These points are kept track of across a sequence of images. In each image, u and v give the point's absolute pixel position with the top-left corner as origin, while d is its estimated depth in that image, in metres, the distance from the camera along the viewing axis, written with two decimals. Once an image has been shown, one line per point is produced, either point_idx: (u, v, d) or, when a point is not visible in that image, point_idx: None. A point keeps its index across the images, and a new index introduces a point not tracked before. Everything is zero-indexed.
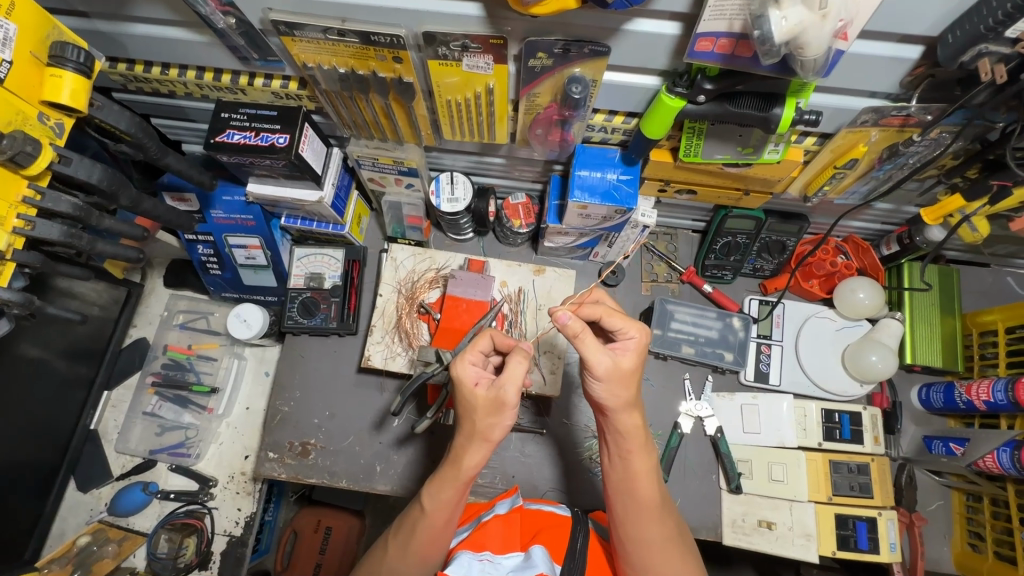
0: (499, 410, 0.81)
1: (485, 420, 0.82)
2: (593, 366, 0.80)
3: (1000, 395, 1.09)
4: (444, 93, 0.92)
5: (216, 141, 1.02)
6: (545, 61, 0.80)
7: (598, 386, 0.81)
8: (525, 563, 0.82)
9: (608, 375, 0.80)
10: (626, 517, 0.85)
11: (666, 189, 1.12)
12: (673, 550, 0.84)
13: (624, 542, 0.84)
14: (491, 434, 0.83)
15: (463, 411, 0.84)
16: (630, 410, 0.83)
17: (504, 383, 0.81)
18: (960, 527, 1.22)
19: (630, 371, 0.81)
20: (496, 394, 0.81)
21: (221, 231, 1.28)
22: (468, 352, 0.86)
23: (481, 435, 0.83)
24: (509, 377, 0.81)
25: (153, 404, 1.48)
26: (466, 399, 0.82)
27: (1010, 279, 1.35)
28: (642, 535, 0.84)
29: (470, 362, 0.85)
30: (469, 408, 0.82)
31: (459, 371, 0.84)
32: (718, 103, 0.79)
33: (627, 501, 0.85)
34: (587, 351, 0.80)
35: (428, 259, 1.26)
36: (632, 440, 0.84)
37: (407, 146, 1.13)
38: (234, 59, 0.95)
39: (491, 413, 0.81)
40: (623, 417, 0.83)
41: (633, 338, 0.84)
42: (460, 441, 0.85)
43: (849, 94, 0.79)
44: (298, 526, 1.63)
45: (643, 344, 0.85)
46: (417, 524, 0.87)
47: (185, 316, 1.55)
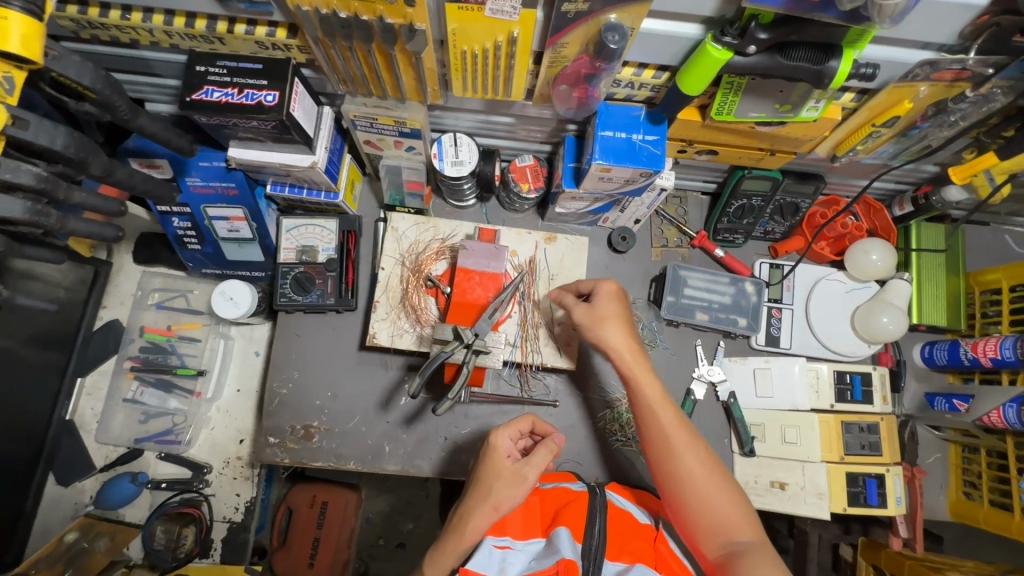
0: (518, 485, 0.86)
1: (499, 488, 0.85)
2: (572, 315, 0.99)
3: (1007, 352, 1.11)
4: (460, 42, 0.82)
5: (193, 100, 0.90)
6: (581, 6, 0.72)
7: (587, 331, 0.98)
8: (548, 548, 0.81)
9: (588, 319, 0.97)
10: (657, 452, 0.89)
11: (687, 149, 1.07)
12: (714, 482, 0.85)
13: (661, 478, 0.88)
14: (501, 504, 0.84)
15: (486, 474, 0.88)
16: (629, 347, 0.94)
17: (531, 464, 0.88)
18: (956, 476, 1.27)
19: (606, 313, 0.97)
20: (521, 472, 0.87)
21: (200, 201, 1.16)
22: (507, 426, 0.94)
23: (493, 502, 0.84)
24: (538, 460, 0.88)
25: (133, 391, 1.38)
26: (498, 463, 0.89)
27: (1008, 237, 1.37)
28: (674, 466, 0.86)
29: (508, 435, 0.92)
30: (492, 474, 0.87)
31: (496, 439, 0.91)
32: (768, 55, 0.72)
33: (652, 437, 0.89)
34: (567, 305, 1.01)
35: (432, 229, 1.18)
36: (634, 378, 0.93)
37: (410, 105, 1.02)
38: (212, 1, 0.81)
39: (509, 484, 0.86)
40: (620, 356, 0.94)
41: (600, 289, 0.99)
42: (471, 507, 0.86)
43: (905, 45, 0.73)
44: (293, 503, 1.50)
45: (616, 293, 0.99)
46: (452, 546, 0.85)
47: (161, 295, 1.42)
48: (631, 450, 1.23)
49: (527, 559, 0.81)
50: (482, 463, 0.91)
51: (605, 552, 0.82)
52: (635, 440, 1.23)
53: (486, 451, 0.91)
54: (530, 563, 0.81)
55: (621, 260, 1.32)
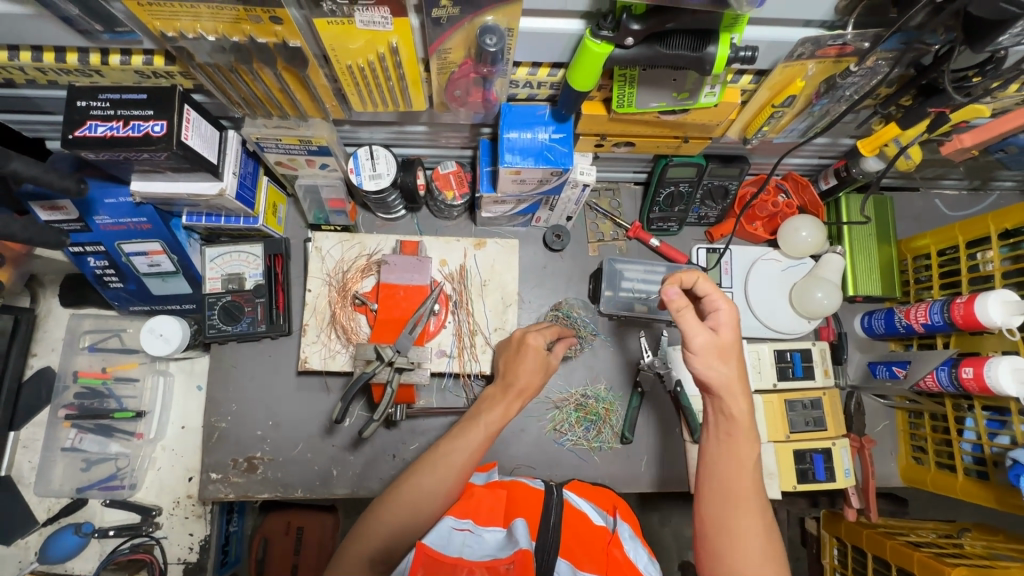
0: (543, 372, 1.01)
1: (512, 401, 0.96)
2: (691, 340, 0.82)
3: (936, 316, 1.13)
4: (342, 57, 0.79)
5: (75, 137, 0.86)
6: (451, 10, 0.70)
7: (694, 362, 0.84)
8: (507, 539, 0.80)
9: (707, 350, 0.82)
10: (718, 500, 0.83)
11: (604, 143, 1.04)
12: (761, 540, 0.80)
13: (705, 525, 0.83)
14: (529, 389, 0.99)
15: (518, 364, 1.00)
16: (738, 389, 0.84)
17: (557, 355, 1.04)
18: (904, 442, 1.29)
19: (729, 347, 0.84)
20: (550, 358, 1.03)
21: (112, 238, 1.10)
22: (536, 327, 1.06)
23: (522, 389, 0.97)
24: (559, 351, 1.05)
25: (72, 439, 1.32)
26: (500, 402, 0.96)
27: (938, 201, 1.38)
28: (735, 526, 0.81)
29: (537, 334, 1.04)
30: (524, 361, 1.00)
31: (528, 334, 1.03)
32: (648, 45, 0.71)
33: (720, 485, 0.84)
34: (686, 327, 0.82)
35: (358, 245, 1.15)
36: (737, 423, 0.84)
37: (313, 122, 0.99)
38: (75, 34, 0.78)
39: (536, 372, 0.99)
40: (732, 399, 0.84)
41: (723, 312, 0.83)
42: (503, 393, 0.97)
43: (784, 25, 0.73)
44: (268, 531, 1.47)
45: (733, 322, 0.84)
46: (443, 473, 0.87)
47: (93, 337, 1.37)
48: (583, 448, 1.22)
49: (488, 547, 0.80)
50: (514, 354, 1.02)
51: (558, 547, 0.82)
52: (586, 438, 1.22)
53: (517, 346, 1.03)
54: (490, 549, 0.80)
55: (558, 258, 1.31)
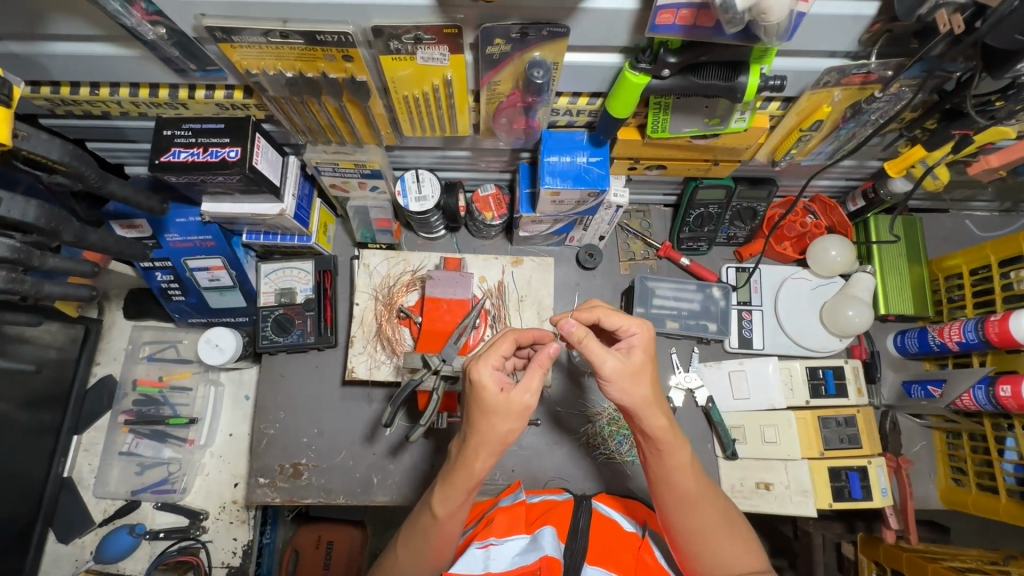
0: (520, 418, 0.75)
1: (479, 461, 0.76)
2: (600, 369, 0.78)
3: (971, 334, 1.14)
4: (401, 89, 0.88)
5: (161, 162, 0.96)
6: (503, 47, 0.78)
7: (610, 388, 0.79)
8: (532, 545, 0.80)
9: (619, 376, 0.78)
10: (672, 510, 0.83)
11: (636, 166, 1.10)
12: (725, 533, 0.83)
13: (674, 532, 0.84)
14: (507, 439, 0.76)
15: (477, 413, 0.76)
16: (654, 408, 0.79)
17: (529, 390, 0.75)
18: (943, 464, 1.27)
19: (640, 366, 0.79)
20: (520, 402, 0.75)
21: (180, 254, 1.20)
22: (488, 354, 0.78)
23: (497, 439, 0.76)
24: (534, 384, 0.76)
25: (129, 443, 1.41)
26: (460, 472, 0.78)
27: (968, 222, 1.40)
28: (694, 527, 0.83)
29: (490, 364, 0.77)
30: (487, 412, 0.75)
31: (478, 373, 0.75)
32: (683, 76, 0.78)
33: (670, 496, 0.83)
34: (592, 356, 0.78)
35: (403, 261, 1.22)
36: (662, 442, 0.80)
37: (368, 148, 1.08)
38: (170, 72, 0.88)
39: (512, 418, 0.75)
40: (646, 418, 0.79)
41: (636, 335, 0.81)
42: (466, 444, 0.77)
43: (810, 56, 0.79)
44: (299, 544, 1.50)
45: (648, 340, 0.82)
46: (423, 554, 0.83)
47: (152, 347, 1.47)
48: (615, 462, 1.24)
49: (511, 555, 0.80)
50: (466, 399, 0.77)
51: (586, 552, 0.83)
52: (619, 453, 1.23)
53: (469, 384, 0.77)
54: (514, 558, 0.80)
55: (590, 276, 1.36)
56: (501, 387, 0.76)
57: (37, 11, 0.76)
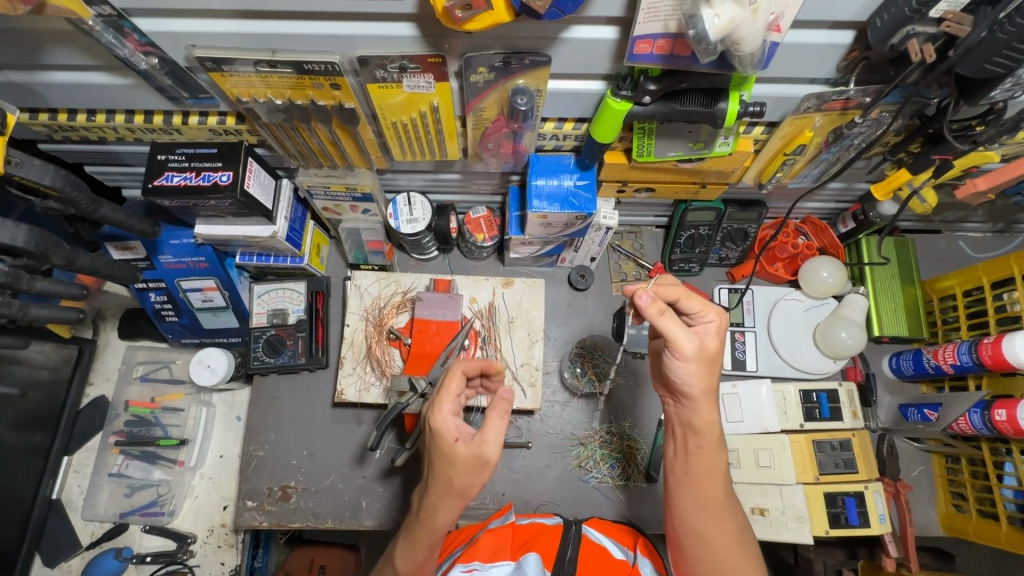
0: (479, 469, 0.72)
1: (440, 515, 0.74)
2: (679, 345, 0.77)
3: (965, 357, 1.12)
4: (389, 115, 0.89)
5: (154, 186, 0.97)
6: (487, 75, 0.79)
7: (680, 368, 0.79)
8: (517, 572, 0.79)
9: (695, 357, 0.78)
10: (689, 511, 0.82)
11: (625, 189, 1.11)
12: (735, 542, 0.81)
13: (682, 533, 0.82)
14: (466, 492, 0.73)
15: (437, 463, 0.74)
16: (707, 399, 0.81)
17: (487, 441, 0.72)
18: (943, 488, 1.25)
19: (712, 356, 0.79)
20: (478, 450, 0.72)
21: (173, 276, 1.21)
22: (445, 398, 0.77)
23: (456, 494, 0.73)
24: (493, 434, 0.73)
25: (119, 465, 1.40)
26: (425, 525, 0.76)
27: (962, 243, 1.39)
28: (702, 530, 0.81)
29: (449, 410, 0.76)
30: (445, 464, 0.73)
31: (435, 422, 0.75)
32: (663, 102, 0.79)
33: (690, 496, 0.82)
34: (673, 331, 0.77)
35: (394, 283, 1.23)
36: (704, 436, 0.81)
37: (359, 171, 1.10)
38: (164, 100, 0.90)
39: (470, 472, 0.72)
40: (701, 408, 0.81)
41: (714, 321, 0.80)
42: (427, 499, 0.76)
43: (790, 83, 0.80)
44: (290, 568, 1.47)
45: (721, 331, 0.82)
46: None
47: (146, 367, 1.47)
48: (608, 486, 1.22)
49: None
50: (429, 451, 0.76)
51: None
52: (610, 476, 1.22)
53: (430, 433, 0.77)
54: None
55: (583, 297, 1.36)
56: (457, 436, 0.74)
57: (33, 43, 0.78)
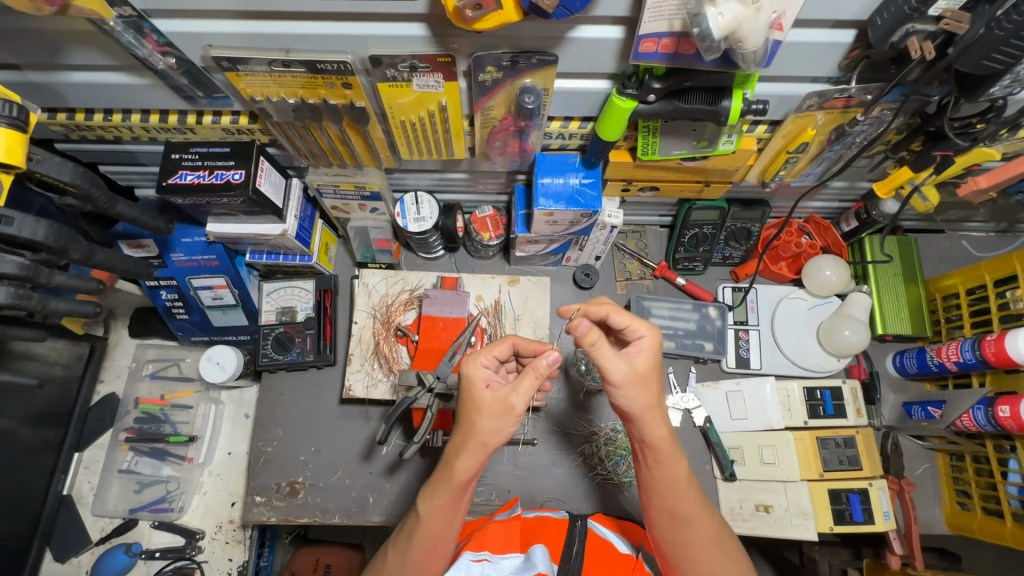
0: (505, 417, 0.75)
1: (460, 461, 0.76)
2: (608, 373, 0.76)
3: (968, 354, 1.13)
4: (398, 114, 0.91)
5: (168, 184, 0.98)
6: (495, 74, 0.81)
7: (614, 395, 0.77)
8: (525, 564, 0.80)
9: (627, 381, 0.76)
10: (665, 524, 0.81)
11: (629, 188, 1.13)
12: (712, 548, 0.80)
13: (665, 549, 0.82)
14: (489, 440, 0.76)
15: (465, 409, 0.77)
16: (655, 416, 0.78)
17: (518, 391, 0.76)
18: (947, 486, 1.25)
19: (648, 375, 0.77)
20: (508, 400, 0.75)
21: (184, 273, 1.23)
22: (482, 352, 0.80)
23: (479, 440, 0.75)
24: (524, 386, 0.76)
25: (129, 461, 1.42)
26: (444, 471, 0.78)
27: (965, 242, 1.40)
28: (683, 541, 0.80)
29: (482, 362, 0.79)
30: (472, 409, 0.76)
31: (468, 369, 0.78)
32: (668, 100, 0.81)
33: (666, 510, 0.81)
34: (601, 359, 0.76)
35: (401, 281, 1.25)
36: (660, 451, 0.79)
37: (368, 170, 1.12)
38: (179, 99, 0.93)
39: (495, 418, 0.75)
40: (647, 427, 0.78)
41: (644, 338, 0.79)
42: (451, 447, 0.78)
43: (792, 81, 0.82)
44: (296, 566, 1.47)
45: (655, 346, 0.80)
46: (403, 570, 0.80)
47: (156, 365, 1.49)
48: (613, 482, 1.23)
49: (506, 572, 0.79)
50: (458, 396, 0.78)
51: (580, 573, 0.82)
52: (617, 473, 1.22)
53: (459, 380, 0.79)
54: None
55: (588, 296, 1.38)
56: (488, 384, 0.77)
57: (55, 44, 0.80)
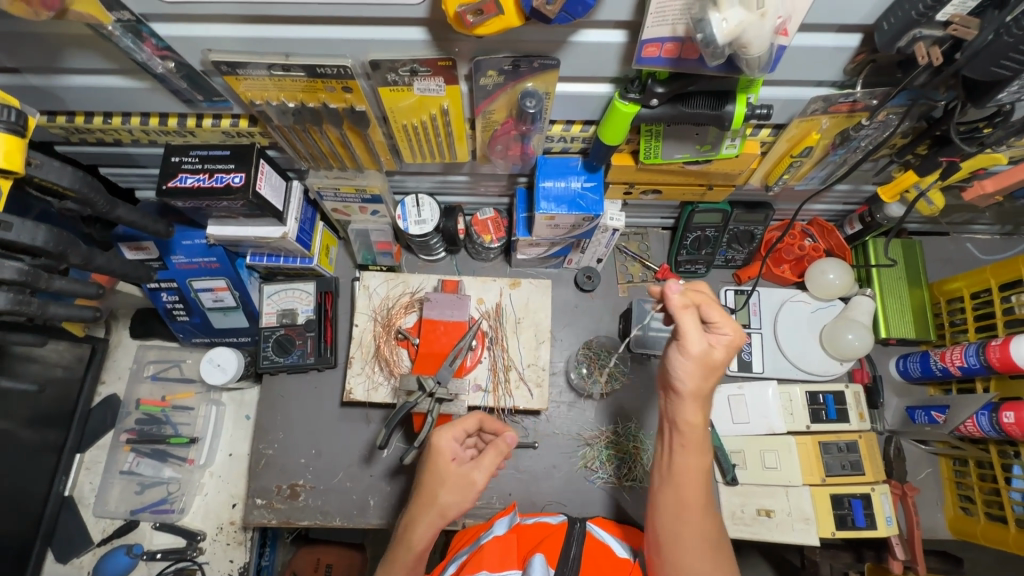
0: (465, 492, 0.82)
1: (419, 531, 0.81)
2: (686, 340, 0.77)
3: (972, 359, 1.12)
4: (399, 117, 0.90)
5: (168, 187, 0.98)
6: (496, 78, 0.80)
7: (678, 362, 0.78)
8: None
9: (696, 357, 0.77)
10: (668, 507, 0.80)
11: (631, 191, 1.12)
12: (708, 547, 0.79)
13: (659, 534, 0.80)
14: (448, 512, 0.82)
15: (429, 479, 0.83)
16: (699, 405, 0.79)
17: (480, 468, 0.84)
18: (950, 491, 1.24)
19: (714, 364, 0.78)
20: (469, 476, 0.83)
21: (185, 276, 1.22)
22: (451, 425, 0.87)
23: (439, 511, 0.81)
24: (486, 463, 0.84)
25: (130, 462, 1.42)
26: (403, 546, 0.82)
27: (970, 245, 1.39)
28: (679, 527, 0.79)
29: (451, 435, 0.86)
30: (437, 483, 0.82)
31: (438, 441, 0.85)
32: (671, 104, 0.80)
33: (671, 493, 0.80)
34: (686, 324, 0.77)
35: (402, 283, 1.24)
36: (689, 440, 0.79)
37: (368, 173, 1.11)
38: (179, 102, 0.92)
39: (457, 491, 0.82)
40: (690, 413, 0.79)
41: (727, 332, 0.78)
42: (410, 518, 0.82)
43: (796, 85, 0.81)
44: (297, 567, 1.47)
45: (733, 346, 0.79)
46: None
47: (156, 366, 1.49)
48: (615, 487, 1.22)
49: None
50: (423, 464, 0.85)
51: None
52: (618, 477, 1.22)
53: (427, 451, 0.85)
54: None
55: (589, 299, 1.37)
56: (455, 459, 0.84)
57: (53, 48, 0.80)
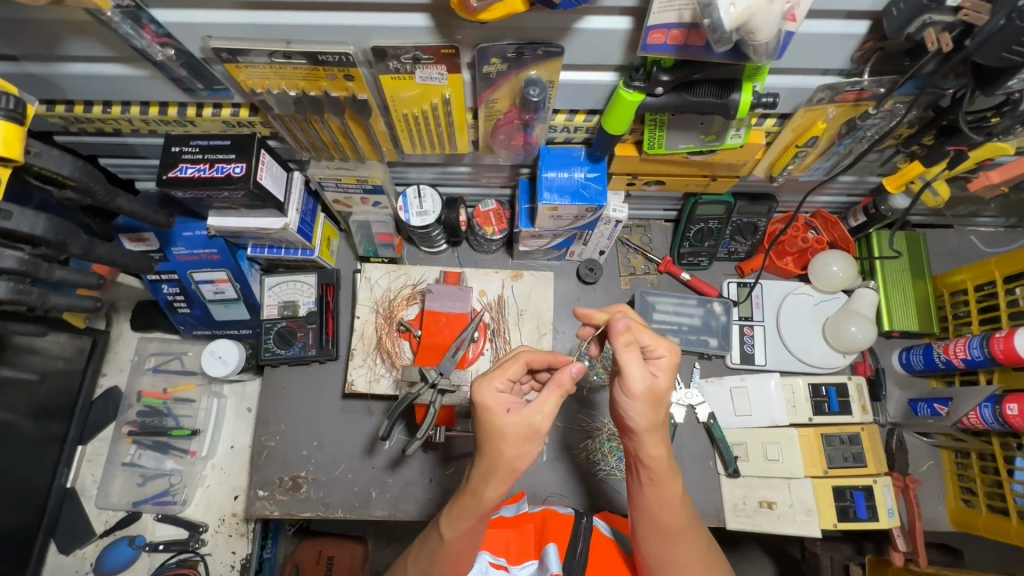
0: (531, 440, 0.72)
1: (489, 489, 0.73)
2: (629, 383, 0.74)
3: (976, 351, 1.12)
4: (401, 106, 0.90)
5: (168, 177, 0.97)
6: (500, 66, 0.80)
7: (628, 403, 0.76)
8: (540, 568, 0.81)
9: (642, 395, 0.75)
10: (652, 536, 0.83)
11: (634, 182, 1.11)
12: (698, 563, 0.83)
13: (650, 563, 0.83)
14: (517, 465, 0.72)
15: (486, 437, 0.73)
16: (658, 435, 0.78)
17: (543, 412, 0.72)
18: (952, 483, 1.24)
19: (662, 393, 0.77)
20: (533, 423, 0.71)
21: (185, 267, 1.22)
22: (495, 375, 0.76)
23: (507, 466, 0.72)
24: (549, 404, 0.72)
25: (132, 454, 1.42)
26: (471, 500, 0.75)
27: (973, 237, 1.38)
28: (666, 554, 0.82)
29: (495, 387, 0.75)
30: (497, 437, 0.71)
31: (483, 397, 0.74)
32: (676, 93, 0.79)
33: (652, 523, 0.82)
34: (624, 367, 0.74)
35: (403, 275, 1.23)
36: (657, 471, 0.79)
37: (370, 164, 1.10)
38: (179, 91, 0.91)
39: (523, 443, 0.72)
40: (651, 444, 0.78)
41: (664, 357, 0.78)
42: (473, 475, 0.74)
43: (802, 74, 0.80)
44: (299, 559, 1.48)
45: (673, 365, 0.79)
46: (436, 555, 0.80)
47: (157, 359, 1.48)
48: (616, 478, 1.22)
49: None
50: (475, 424, 0.74)
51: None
52: (619, 469, 1.21)
53: (475, 410, 0.74)
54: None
55: (591, 291, 1.37)
56: (509, 409, 0.73)
57: (52, 35, 0.79)
